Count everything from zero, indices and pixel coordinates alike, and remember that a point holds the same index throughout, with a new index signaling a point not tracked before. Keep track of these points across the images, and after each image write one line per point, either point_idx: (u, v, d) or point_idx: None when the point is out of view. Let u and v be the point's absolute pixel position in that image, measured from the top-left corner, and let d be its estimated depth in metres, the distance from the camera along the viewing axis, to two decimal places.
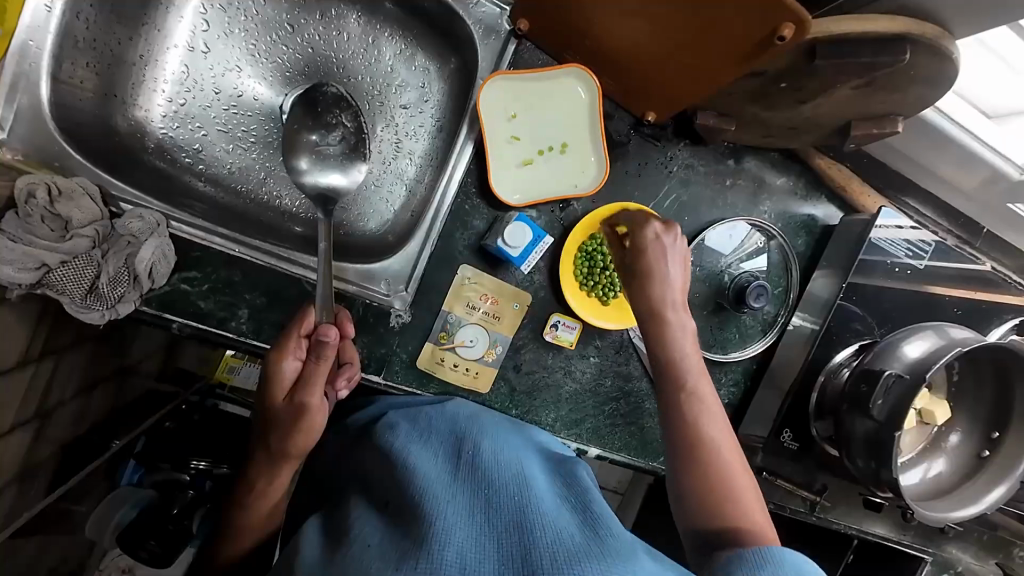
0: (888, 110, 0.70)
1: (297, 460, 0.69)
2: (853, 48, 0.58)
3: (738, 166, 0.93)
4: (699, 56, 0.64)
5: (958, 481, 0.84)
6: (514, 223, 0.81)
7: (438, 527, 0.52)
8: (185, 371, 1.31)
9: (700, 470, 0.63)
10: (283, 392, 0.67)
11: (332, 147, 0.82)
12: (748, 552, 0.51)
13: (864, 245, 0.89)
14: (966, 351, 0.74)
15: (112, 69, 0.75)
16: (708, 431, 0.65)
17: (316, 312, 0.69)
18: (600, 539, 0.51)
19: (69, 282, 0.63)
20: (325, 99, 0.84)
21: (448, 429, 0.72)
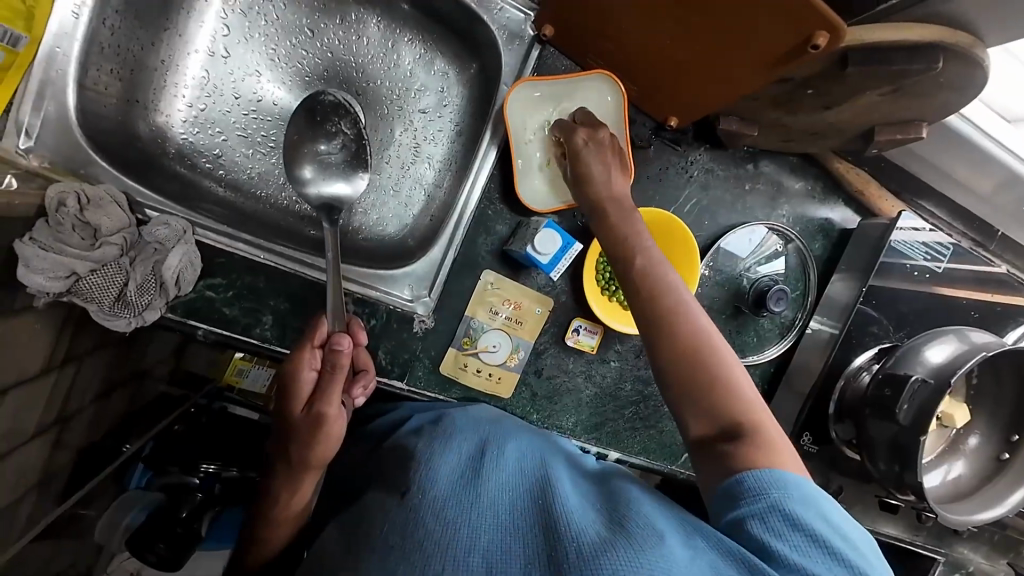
0: (913, 116, 0.70)
1: (318, 470, 0.68)
2: (885, 56, 0.58)
3: (756, 170, 0.93)
4: (728, 63, 0.64)
5: (977, 483, 0.84)
6: (544, 230, 0.80)
7: (463, 533, 0.52)
8: (198, 375, 1.30)
9: (690, 376, 0.60)
10: (302, 402, 0.67)
11: (333, 156, 0.80)
12: (753, 476, 0.53)
13: (883, 249, 0.90)
14: (990, 355, 0.75)
15: (135, 75, 0.75)
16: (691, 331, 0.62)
17: (328, 321, 0.68)
18: (628, 536, 0.50)
19: (97, 290, 0.62)
20: (323, 108, 0.81)
21: (471, 431, 0.71)
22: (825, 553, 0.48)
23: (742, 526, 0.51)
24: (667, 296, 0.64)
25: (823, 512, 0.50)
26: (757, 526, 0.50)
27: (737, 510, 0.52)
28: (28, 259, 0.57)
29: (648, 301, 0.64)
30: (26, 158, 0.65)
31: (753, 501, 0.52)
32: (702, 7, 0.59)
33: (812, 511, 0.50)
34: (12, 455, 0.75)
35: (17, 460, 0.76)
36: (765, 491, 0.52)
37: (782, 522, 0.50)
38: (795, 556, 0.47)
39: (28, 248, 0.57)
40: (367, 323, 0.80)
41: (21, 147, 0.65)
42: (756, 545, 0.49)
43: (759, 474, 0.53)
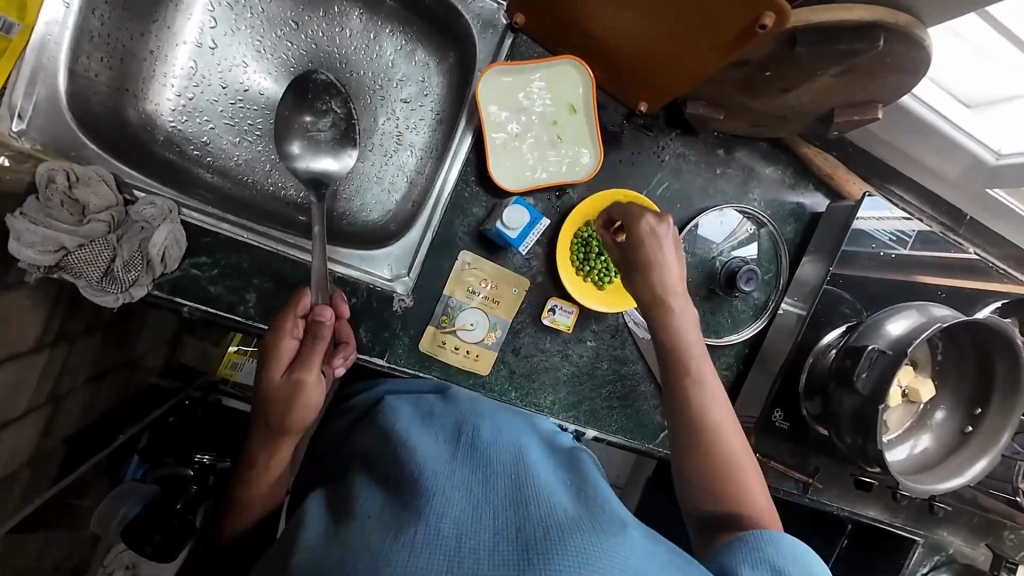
0: (869, 97, 0.74)
1: (295, 436, 0.71)
2: (832, 36, 0.61)
3: (727, 155, 0.96)
4: (686, 45, 0.67)
5: (942, 457, 0.87)
6: (511, 207, 0.83)
7: (439, 501, 0.52)
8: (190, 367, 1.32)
9: (706, 455, 0.65)
10: (281, 368, 0.69)
11: (322, 133, 0.84)
12: (751, 537, 0.55)
13: (848, 231, 0.92)
14: (946, 327, 0.77)
15: (125, 63, 0.78)
16: (713, 416, 0.67)
17: (310, 293, 0.72)
18: (593, 518, 0.53)
19: (85, 264, 0.65)
20: (315, 86, 0.85)
21: (450, 414, 0.73)
22: None
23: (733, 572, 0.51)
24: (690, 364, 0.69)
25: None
26: (745, 569, 0.51)
27: (732, 555, 0.53)
28: (19, 233, 0.60)
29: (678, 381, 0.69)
30: (18, 140, 0.68)
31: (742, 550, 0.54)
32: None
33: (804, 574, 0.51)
34: (5, 429, 0.77)
35: (10, 434, 0.79)
36: (760, 548, 0.54)
37: (770, 574, 0.51)
38: None
39: (19, 222, 0.60)
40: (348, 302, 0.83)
41: (14, 130, 0.68)
42: None
43: (757, 538, 0.55)
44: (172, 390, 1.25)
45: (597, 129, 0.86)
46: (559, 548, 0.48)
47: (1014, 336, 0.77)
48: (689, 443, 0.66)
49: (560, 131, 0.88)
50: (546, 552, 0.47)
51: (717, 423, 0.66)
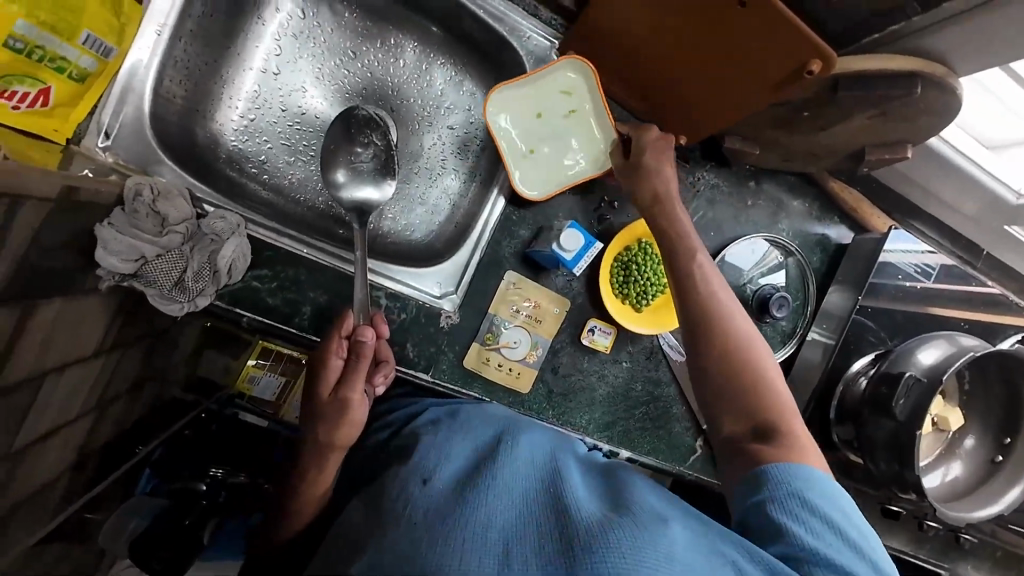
0: (901, 138, 0.79)
1: (341, 452, 0.72)
2: (870, 82, 0.66)
3: (758, 187, 1.01)
4: (730, 83, 0.73)
5: (974, 485, 0.88)
6: (568, 230, 0.86)
7: (480, 510, 0.55)
8: (211, 381, 1.30)
9: (731, 368, 0.66)
10: (329, 387, 0.72)
11: (365, 163, 0.86)
12: (798, 477, 0.57)
13: (875, 263, 0.96)
14: (976, 356, 0.80)
15: (199, 85, 0.83)
16: (736, 330, 0.68)
17: (352, 316, 0.76)
18: (630, 515, 0.54)
19: (161, 273, 0.68)
20: (357, 120, 0.87)
21: (490, 424, 0.75)
22: (836, 535, 0.53)
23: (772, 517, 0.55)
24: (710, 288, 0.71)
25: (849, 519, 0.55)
26: (776, 511, 0.55)
27: (758, 495, 0.57)
28: (106, 241, 0.63)
29: (699, 299, 0.71)
30: (102, 154, 0.72)
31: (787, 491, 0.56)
32: (710, 31, 0.67)
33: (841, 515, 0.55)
34: (59, 433, 0.78)
35: (62, 437, 0.80)
36: (806, 493, 0.56)
37: (800, 507, 0.55)
38: (808, 535, 0.52)
39: (107, 231, 0.64)
40: (397, 317, 0.85)
41: (99, 145, 0.72)
42: (775, 527, 0.54)
43: (804, 480, 0.57)
44: (192, 404, 1.26)
45: (607, 112, 0.87)
46: (600, 549, 0.49)
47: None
48: (716, 359, 0.67)
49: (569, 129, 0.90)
50: (585, 551, 0.49)
51: (741, 336, 0.68)
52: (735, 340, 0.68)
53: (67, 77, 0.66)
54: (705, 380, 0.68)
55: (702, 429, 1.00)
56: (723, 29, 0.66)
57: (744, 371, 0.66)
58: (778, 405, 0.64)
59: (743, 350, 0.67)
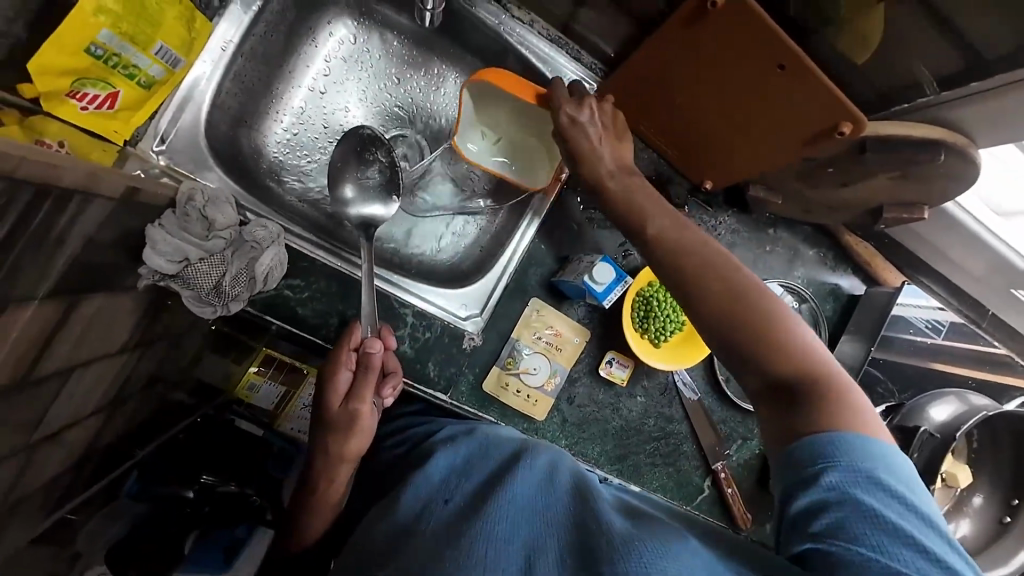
0: (918, 199, 0.82)
1: (350, 465, 0.72)
2: (898, 145, 0.69)
3: (775, 235, 1.04)
4: (763, 134, 0.76)
5: (983, 544, 0.89)
6: (600, 263, 0.86)
7: (501, 527, 0.55)
8: (212, 387, 1.21)
9: (746, 332, 0.58)
10: (338, 396, 0.70)
11: (371, 179, 0.85)
12: (845, 467, 0.48)
13: (888, 315, 0.98)
14: (989, 416, 0.82)
15: (250, 99, 0.86)
16: (738, 285, 0.61)
17: (360, 327, 0.73)
18: (653, 531, 0.52)
19: (201, 276, 0.69)
20: (362, 139, 0.86)
21: (512, 438, 0.75)
22: (899, 538, 0.44)
23: (813, 518, 0.47)
24: (706, 250, 0.64)
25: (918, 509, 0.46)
26: (826, 520, 0.46)
27: (805, 497, 0.48)
28: (155, 242, 0.65)
29: (697, 261, 0.63)
30: (156, 158, 0.75)
31: (829, 485, 0.48)
32: (748, 80, 0.70)
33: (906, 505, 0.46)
34: (73, 428, 0.77)
35: (76, 433, 0.78)
36: (858, 484, 0.47)
37: (853, 511, 0.46)
38: (865, 546, 0.44)
39: (157, 232, 0.65)
40: (421, 335, 0.86)
41: (154, 149, 0.75)
42: (824, 541, 0.45)
43: (855, 469, 0.48)
44: (191, 408, 1.17)
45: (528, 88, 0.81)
46: (625, 557, 0.48)
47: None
48: (726, 323, 0.59)
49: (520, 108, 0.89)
50: (609, 563, 0.48)
51: (748, 291, 0.60)
52: (740, 298, 0.60)
53: (135, 82, 0.68)
54: (721, 347, 0.60)
55: (711, 469, 1.00)
56: (761, 88, 0.70)
57: (762, 330, 0.58)
58: (805, 364, 0.56)
59: (755, 306, 0.59)
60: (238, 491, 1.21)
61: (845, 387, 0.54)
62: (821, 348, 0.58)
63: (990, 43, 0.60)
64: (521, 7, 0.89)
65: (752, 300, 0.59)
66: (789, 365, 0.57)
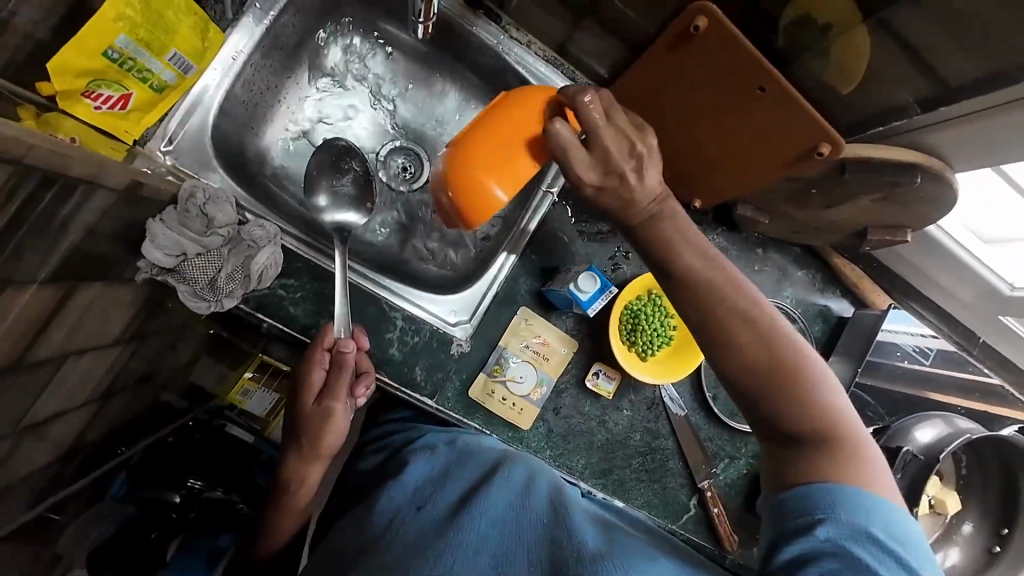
0: (901, 222, 0.84)
1: (325, 460, 0.73)
2: (875, 168, 0.71)
3: (764, 255, 1.06)
4: (747, 153, 0.78)
5: (972, 574, 0.87)
6: (586, 272, 0.88)
7: (472, 542, 0.55)
8: (205, 389, 1.21)
9: (758, 365, 0.54)
10: (312, 394, 0.72)
11: (345, 188, 0.88)
12: (841, 524, 0.46)
13: (872, 342, 0.99)
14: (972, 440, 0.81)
15: (257, 107, 0.91)
16: (755, 313, 0.55)
17: (334, 328, 0.74)
18: (621, 549, 0.54)
19: (197, 271, 0.71)
20: (337, 151, 0.90)
21: (491, 451, 0.75)
22: None
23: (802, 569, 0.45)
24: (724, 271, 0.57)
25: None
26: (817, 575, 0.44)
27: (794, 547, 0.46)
28: (155, 236, 0.68)
29: (716, 279, 0.56)
30: (162, 157, 0.78)
31: (822, 537, 0.46)
32: (729, 101, 0.73)
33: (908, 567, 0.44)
34: (63, 418, 0.78)
35: (65, 424, 0.79)
36: (855, 541, 0.45)
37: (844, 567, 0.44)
38: None
39: (157, 226, 0.68)
40: (411, 340, 0.88)
41: (161, 149, 0.78)
42: None
43: (853, 525, 0.46)
44: (183, 410, 1.17)
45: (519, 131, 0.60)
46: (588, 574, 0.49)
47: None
48: (738, 353, 0.55)
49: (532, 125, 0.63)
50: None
51: (764, 321, 0.55)
52: (757, 327, 0.55)
53: (147, 86, 0.72)
54: (729, 377, 0.56)
55: (697, 488, 0.99)
56: (742, 109, 0.72)
57: (778, 366, 0.54)
58: (819, 408, 0.53)
59: (773, 338, 0.55)
60: (225, 497, 1.18)
61: (851, 436, 0.52)
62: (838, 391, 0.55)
63: (961, 73, 0.63)
64: (519, 29, 0.93)
65: (777, 346, 0.54)
66: (799, 416, 0.53)
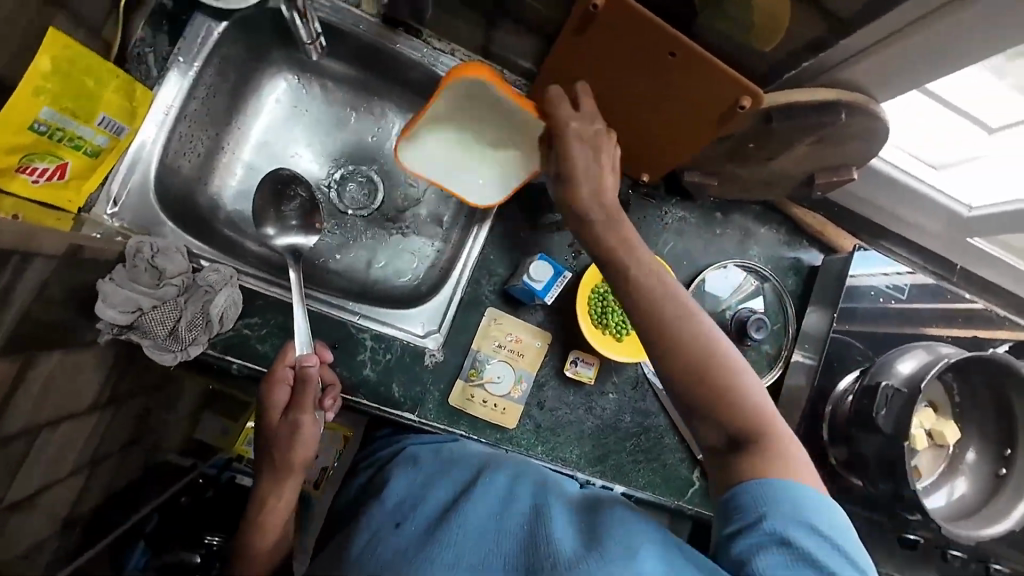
0: (844, 161, 0.84)
1: (298, 475, 0.73)
2: (801, 111, 0.72)
3: (725, 218, 1.06)
4: (677, 119, 0.79)
5: (983, 500, 0.86)
6: (537, 261, 0.90)
7: (451, 549, 0.54)
8: (205, 444, 1.23)
9: (697, 378, 0.57)
10: (277, 412, 0.72)
11: (291, 215, 0.91)
12: (777, 518, 0.50)
13: (844, 287, 0.99)
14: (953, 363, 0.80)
15: (202, 157, 0.92)
16: (693, 330, 0.58)
17: (293, 346, 0.74)
18: (598, 549, 0.50)
19: (155, 324, 0.72)
20: (281, 179, 0.92)
21: (472, 457, 0.71)
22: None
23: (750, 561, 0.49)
24: (662, 291, 0.60)
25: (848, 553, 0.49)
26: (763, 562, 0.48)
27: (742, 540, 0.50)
28: (106, 295, 0.69)
29: (652, 302, 0.60)
30: (111, 220, 0.80)
31: (766, 529, 0.50)
32: (647, 71, 0.73)
33: (841, 557, 0.48)
34: (48, 492, 0.78)
35: (53, 497, 0.79)
36: (794, 530, 0.49)
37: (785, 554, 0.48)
38: None
39: (108, 285, 0.70)
40: (384, 358, 0.88)
41: (108, 212, 0.80)
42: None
43: (787, 521, 0.49)
44: (188, 468, 1.16)
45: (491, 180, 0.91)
46: None
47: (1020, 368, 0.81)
48: (678, 369, 0.58)
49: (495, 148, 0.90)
50: None
51: (701, 335, 0.58)
52: (693, 343, 0.57)
53: (82, 153, 0.74)
54: (672, 391, 0.59)
55: (697, 460, 0.98)
56: (661, 77, 0.73)
57: (714, 378, 0.57)
58: (755, 411, 0.56)
59: (707, 351, 0.57)
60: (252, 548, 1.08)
61: (785, 433, 0.56)
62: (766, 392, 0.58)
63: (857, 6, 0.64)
64: (441, 40, 0.95)
65: (711, 357, 0.57)
66: (738, 422, 0.56)
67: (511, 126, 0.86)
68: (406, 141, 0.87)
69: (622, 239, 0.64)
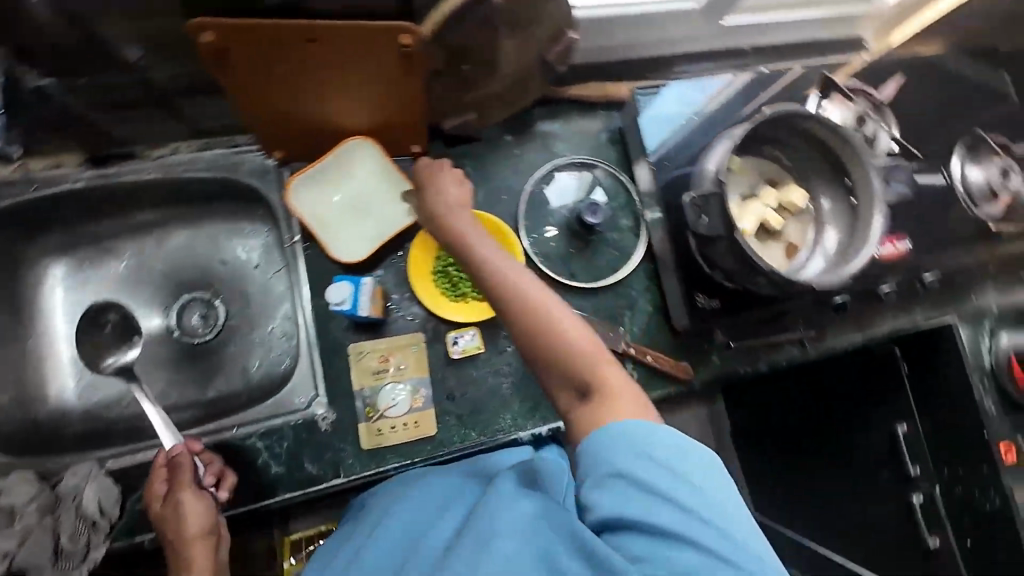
0: (555, 29, 0.84)
1: (202, 540, 0.68)
2: (464, 15, 0.70)
3: (518, 135, 1.05)
4: (381, 83, 0.78)
5: (850, 233, 0.87)
6: (331, 286, 0.87)
7: None
8: None
9: (537, 350, 0.61)
10: (159, 501, 0.71)
11: (113, 337, 0.92)
12: (620, 459, 0.52)
13: (641, 128, 1.00)
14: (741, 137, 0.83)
15: (21, 379, 0.92)
16: (526, 304, 0.61)
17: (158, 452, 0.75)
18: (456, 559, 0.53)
19: (34, 556, 0.72)
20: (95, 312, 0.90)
21: (394, 497, 0.74)
22: (676, 508, 0.49)
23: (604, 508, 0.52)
24: (490, 279, 0.64)
25: (687, 474, 0.51)
26: (615, 504, 0.51)
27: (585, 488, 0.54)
28: None
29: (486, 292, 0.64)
30: None
31: (615, 475, 0.52)
32: (314, 65, 0.72)
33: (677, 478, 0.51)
34: None
35: None
36: (636, 468, 0.52)
37: (632, 489, 0.51)
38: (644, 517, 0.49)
39: None
40: (282, 449, 0.86)
41: None
42: (614, 520, 0.51)
43: (628, 460, 0.52)
44: None
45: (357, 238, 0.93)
46: None
47: (793, 107, 0.83)
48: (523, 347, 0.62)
49: (365, 211, 0.95)
50: None
51: (533, 310, 0.61)
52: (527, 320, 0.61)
53: None
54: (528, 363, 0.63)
55: (622, 353, 1.00)
56: (328, 63, 0.71)
57: (550, 345, 0.60)
58: (593, 368, 0.59)
59: (538, 323, 0.60)
60: None
61: (620, 378, 0.59)
62: (603, 343, 0.61)
63: None
64: (158, 147, 0.96)
65: (543, 329, 0.60)
66: (579, 379, 0.59)
67: (376, 199, 0.95)
68: (301, 189, 0.90)
69: (451, 239, 0.68)
